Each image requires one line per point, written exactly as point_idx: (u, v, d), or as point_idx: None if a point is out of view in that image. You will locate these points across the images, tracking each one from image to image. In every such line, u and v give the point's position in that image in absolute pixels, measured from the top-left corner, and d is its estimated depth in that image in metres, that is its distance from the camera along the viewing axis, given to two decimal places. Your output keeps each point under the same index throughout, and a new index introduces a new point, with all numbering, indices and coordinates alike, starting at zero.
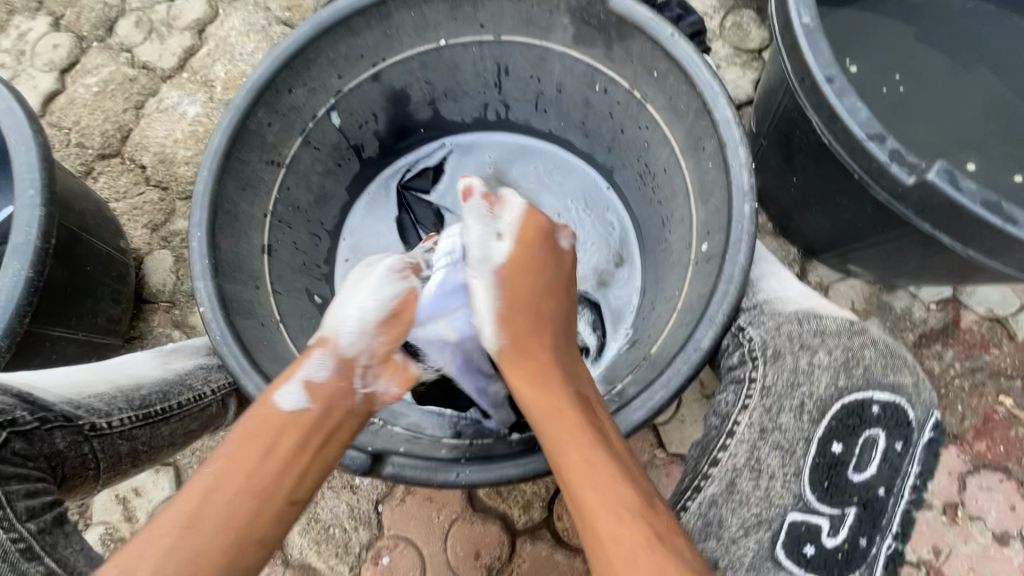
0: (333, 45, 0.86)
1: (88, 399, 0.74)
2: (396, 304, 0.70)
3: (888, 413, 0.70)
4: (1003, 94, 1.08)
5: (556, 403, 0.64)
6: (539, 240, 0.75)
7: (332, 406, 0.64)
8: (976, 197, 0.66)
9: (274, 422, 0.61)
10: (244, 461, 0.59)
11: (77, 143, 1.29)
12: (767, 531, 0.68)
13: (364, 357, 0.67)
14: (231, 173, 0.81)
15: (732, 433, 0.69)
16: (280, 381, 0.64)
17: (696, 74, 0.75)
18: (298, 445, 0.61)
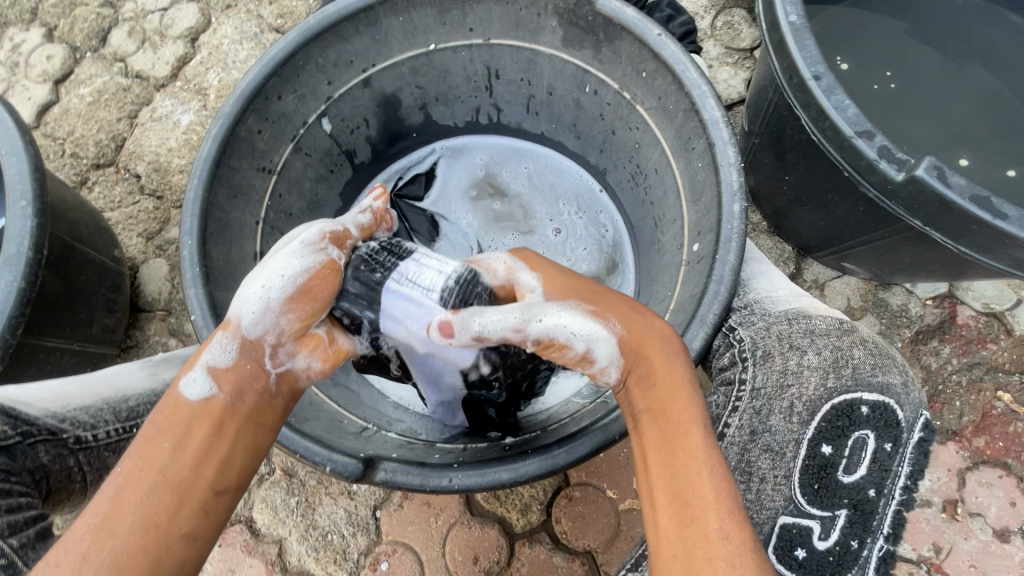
0: (322, 52, 0.86)
1: (71, 412, 0.74)
2: (306, 278, 0.64)
3: (878, 413, 0.67)
4: (996, 89, 1.08)
5: (672, 385, 0.57)
6: (555, 264, 0.68)
7: (243, 389, 0.59)
8: (965, 192, 0.66)
9: (182, 411, 0.56)
10: (156, 456, 0.54)
11: (72, 153, 1.29)
12: (758, 534, 0.68)
13: (273, 336, 0.61)
14: (221, 181, 0.81)
15: (721, 435, 0.70)
16: (183, 368, 0.59)
17: (684, 75, 0.75)
18: (212, 433, 0.56)
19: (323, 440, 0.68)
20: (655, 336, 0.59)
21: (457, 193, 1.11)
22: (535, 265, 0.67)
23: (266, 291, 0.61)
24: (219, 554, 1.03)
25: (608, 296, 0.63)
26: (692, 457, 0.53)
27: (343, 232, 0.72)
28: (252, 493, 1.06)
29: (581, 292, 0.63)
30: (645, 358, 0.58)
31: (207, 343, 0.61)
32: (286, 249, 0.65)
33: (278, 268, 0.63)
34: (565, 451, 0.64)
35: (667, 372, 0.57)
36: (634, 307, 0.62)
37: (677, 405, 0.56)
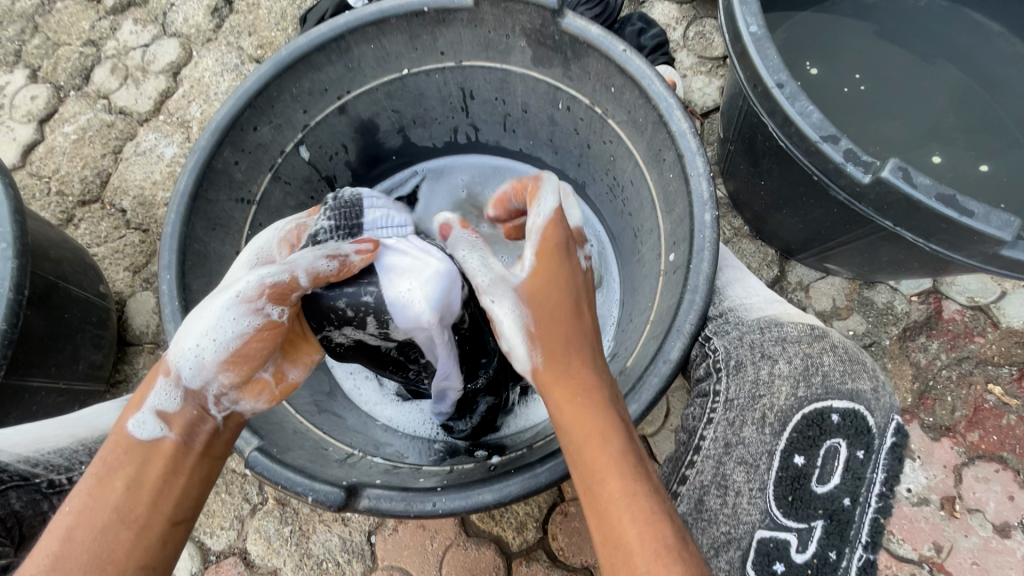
0: (296, 82, 0.88)
1: (44, 456, 0.75)
2: (243, 341, 0.62)
3: (848, 421, 0.66)
4: (964, 85, 1.10)
5: (594, 426, 0.57)
6: (563, 249, 0.68)
7: (195, 428, 0.61)
8: (931, 191, 0.66)
9: (134, 449, 0.57)
10: (108, 494, 0.55)
11: (57, 191, 1.30)
12: (736, 550, 0.67)
13: (214, 387, 0.62)
14: (200, 215, 0.82)
15: (697, 449, 0.71)
16: (129, 406, 0.60)
17: (650, 88, 0.76)
18: (167, 469, 0.57)
19: (305, 469, 0.67)
20: (577, 376, 0.61)
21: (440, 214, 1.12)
22: (537, 246, 0.68)
23: (204, 351, 0.61)
24: None
25: (557, 321, 0.64)
26: (609, 505, 0.54)
27: (290, 282, 0.64)
28: (245, 524, 1.05)
29: (543, 306, 0.65)
30: (567, 398, 0.60)
31: (150, 383, 0.61)
32: (221, 302, 0.62)
33: (212, 331, 0.61)
34: (548, 468, 0.64)
35: (584, 415, 0.58)
36: (574, 344, 0.63)
37: (592, 453, 0.56)
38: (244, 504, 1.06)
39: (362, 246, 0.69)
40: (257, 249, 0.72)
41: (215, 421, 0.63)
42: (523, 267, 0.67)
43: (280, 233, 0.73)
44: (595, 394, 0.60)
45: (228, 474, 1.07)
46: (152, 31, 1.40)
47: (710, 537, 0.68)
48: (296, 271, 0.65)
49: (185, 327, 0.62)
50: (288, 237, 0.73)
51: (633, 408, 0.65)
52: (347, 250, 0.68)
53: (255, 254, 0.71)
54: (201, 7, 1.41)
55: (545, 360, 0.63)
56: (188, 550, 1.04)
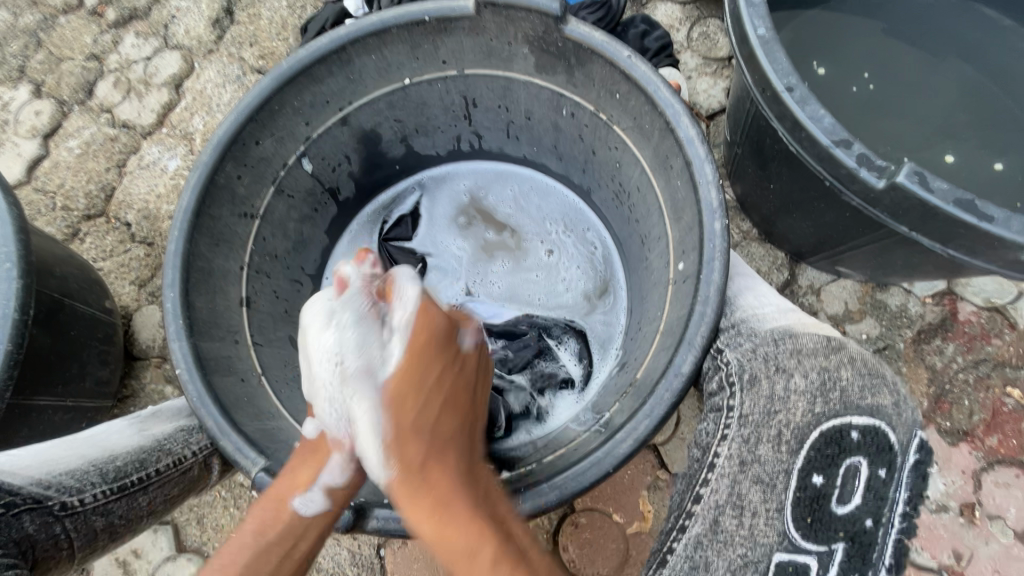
0: (298, 94, 0.87)
1: (56, 479, 0.73)
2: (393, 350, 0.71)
3: (869, 438, 0.67)
4: (975, 82, 1.07)
5: (440, 515, 0.59)
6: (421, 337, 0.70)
7: (350, 496, 0.66)
8: (949, 197, 0.64)
9: (295, 526, 0.63)
10: (263, 568, 0.60)
11: (63, 206, 1.30)
12: (755, 572, 0.65)
13: (367, 452, 0.69)
14: (202, 231, 0.82)
15: (712, 467, 0.67)
16: (297, 481, 0.64)
17: (656, 94, 0.75)
18: (315, 544, 0.63)
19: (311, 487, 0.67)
20: (436, 456, 0.63)
21: (445, 222, 1.11)
22: (415, 336, 0.70)
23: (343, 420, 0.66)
24: None
25: (418, 401, 0.66)
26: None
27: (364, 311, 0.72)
28: None
29: (411, 387, 0.67)
30: (412, 487, 0.61)
31: (321, 460, 0.66)
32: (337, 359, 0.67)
33: (342, 398, 0.66)
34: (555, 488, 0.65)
35: (443, 494, 0.61)
36: (427, 421, 0.65)
37: (461, 534, 0.58)
38: None
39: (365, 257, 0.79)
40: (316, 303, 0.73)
41: (364, 480, 0.69)
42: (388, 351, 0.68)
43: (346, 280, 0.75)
44: (448, 465, 0.63)
45: (236, 488, 1.07)
46: (153, 44, 1.40)
47: (726, 561, 0.65)
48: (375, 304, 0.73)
49: (327, 404, 0.67)
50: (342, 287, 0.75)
51: (644, 423, 0.64)
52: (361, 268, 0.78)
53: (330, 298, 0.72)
54: (202, 18, 1.41)
55: (394, 445, 0.63)
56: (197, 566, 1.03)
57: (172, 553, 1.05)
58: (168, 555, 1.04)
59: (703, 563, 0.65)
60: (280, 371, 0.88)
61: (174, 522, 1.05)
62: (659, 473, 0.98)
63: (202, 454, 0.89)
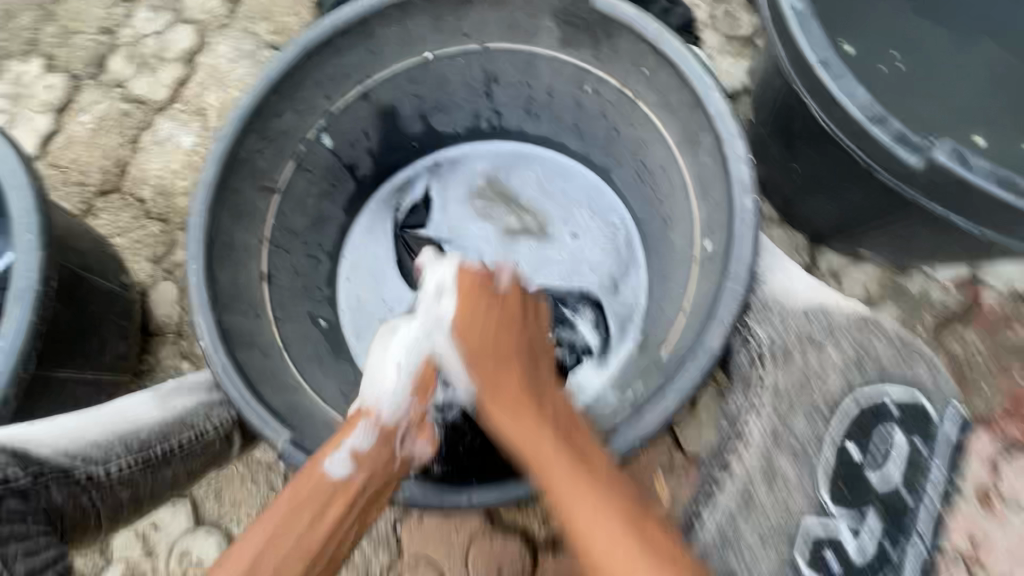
0: (319, 67, 0.86)
1: (81, 451, 0.73)
2: (419, 374, 0.69)
3: (908, 411, 0.70)
4: (1006, 62, 1.05)
5: (529, 430, 0.62)
6: (474, 293, 0.73)
7: (381, 471, 0.63)
8: (988, 175, 0.65)
9: (323, 490, 0.60)
10: (294, 526, 0.57)
11: (76, 181, 1.29)
12: (786, 542, 0.68)
13: (402, 424, 0.67)
14: (224, 204, 0.81)
15: (744, 438, 0.72)
16: (326, 447, 0.63)
17: (686, 68, 0.73)
18: (343, 511, 0.60)
19: None
20: (513, 394, 0.65)
21: (460, 205, 1.09)
22: (459, 297, 0.73)
23: (398, 387, 0.68)
24: None
25: (490, 350, 0.69)
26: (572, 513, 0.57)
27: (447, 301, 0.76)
28: None
29: (471, 341, 0.69)
30: (499, 408, 0.65)
31: (348, 428, 0.64)
32: (413, 336, 0.71)
33: (399, 360, 0.69)
34: None
35: (528, 426, 0.62)
36: (503, 363, 0.68)
37: (545, 464, 0.59)
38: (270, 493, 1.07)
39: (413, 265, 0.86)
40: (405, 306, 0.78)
41: (398, 463, 0.65)
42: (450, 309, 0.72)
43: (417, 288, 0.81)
44: (528, 393, 0.66)
45: (254, 463, 1.08)
46: (165, 18, 1.38)
47: (757, 528, 0.69)
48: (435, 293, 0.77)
49: (375, 369, 0.70)
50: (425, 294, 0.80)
51: (672, 400, 0.64)
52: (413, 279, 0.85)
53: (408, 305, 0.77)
54: None
55: (480, 389, 0.67)
56: (216, 539, 1.05)
57: (190, 526, 1.06)
58: (187, 527, 1.05)
59: (734, 529, 0.69)
60: (301, 347, 0.89)
61: (193, 495, 1.06)
62: (676, 453, 0.98)
63: (222, 429, 0.86)
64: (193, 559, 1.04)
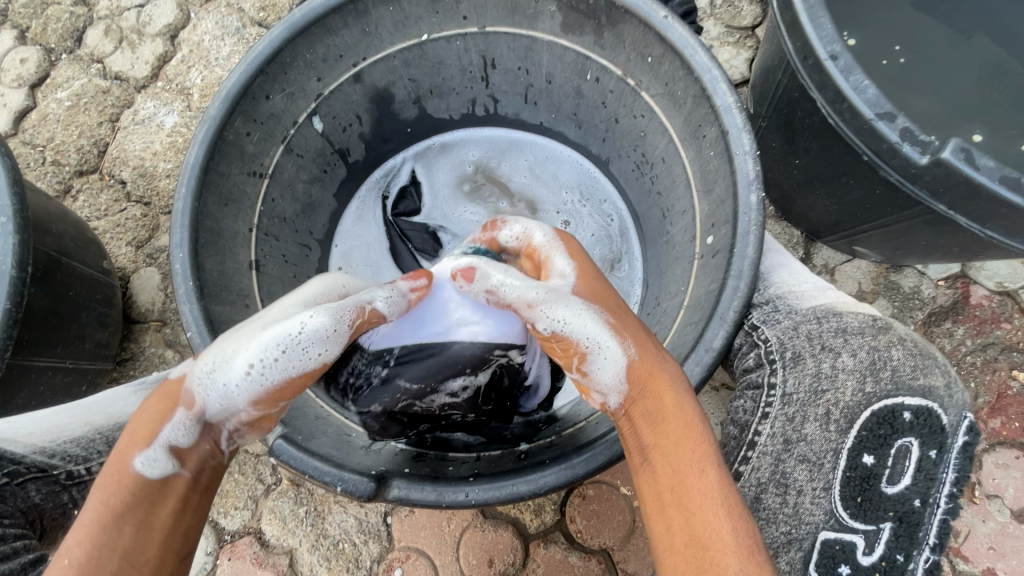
0: (311, 47, 0.82)
1: (61, 446, 0.73)
2: (285, 380, 0.56)
3: (921, 419, 0.65)
4: (1005, 61, 1.04)
5: (685, 421, 0.56)
6: (589, 258, 0.67)
7: (206, 464, 0.57)
8: (994, 174, 0.66)
9: (141, 491, 0.52)
10: (115, 541, 0.50)
11: (53, 160, 1.24)
12: (798, 550, 0.66)
13: (232, 420, 0.57)
14: (210, 188, 0.77)
15: (753, 445, 0.68)
16: (134, 441, 0.53)
17: (692, 57, 0.71)
18: (177, 507, 0.54)
19: (334, 459, 0.65)
20: (664, 368, 0.58)
21: (451, 191, 1.07)
22: (573, 257, 0.66)
23: (236, 389, 0.55)
24: (229, 568, 1.01)
25: (628, 318, 0.61)
26: (705, 502, 0.52)
27: (358, 316, 0.60)
28: (260, 504, 1.04)
29: (607, 303, 0.61)
30: (653, 390, 0.57)
31: (163, 415, 0.55)
32: (275, 337, 0.55)
33: (250, 363, 0.55)
34: (584, 460, 0.62)
35: (682, 411, 0.56)
36: (649, 336, 0.61)
37: (687, 447, 0.55)
38: (258, 484, 1.05)
39: (417, 283, 0.67)
40: (304, 290, 0.62)
41: (227, 455, 0.59)
42: (568, 272, 0.64)
43: (338, 281, 0.66)
44: (684, 382, 0.58)
45: (241, 455, 1.06)
46: None
47: (768, 537, 0.67)
48: (367, 303, 0.61)
49: (216, 353, 0.56)
50: (346, 290, 0.66)
51: None
52: (404, 288, 0.66)
53: (305, 290, 0.61)
54: None
55: (637, 355, 0.59)
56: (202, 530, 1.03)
57: None
58: None
59: None
60: None
61: None
62: None
63: None
64: None
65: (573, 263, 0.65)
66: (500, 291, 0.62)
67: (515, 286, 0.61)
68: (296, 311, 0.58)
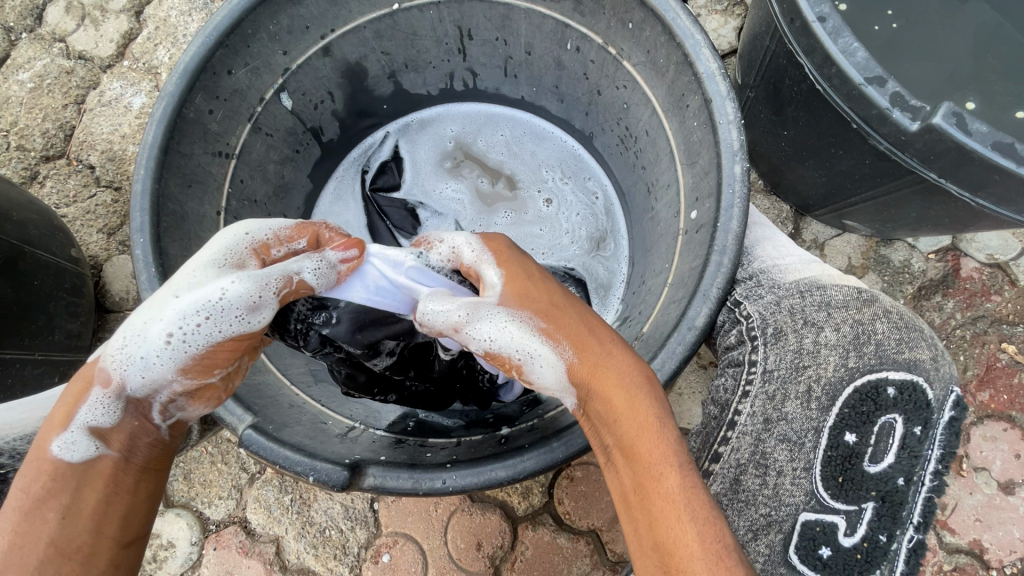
0: (273, 17, 0.78)
1: (10, 444, 0.70)
2: (207, 348, 0.54)
3: (906, 394, 0.61)
4: (999, 26, 1.01)
5: (642, 421, 0.53)
6: (520, 255, 0.63)
7: (136, 443, 0.55)
8: (987, 139, 0.64)
9: (61, 476, 0.50)
10: (39, 529, 0.48)
11: (17, 145, 1.19)
12: (777, 534, 0.64)
13: (159, 395, 0.55)
14: (171, 170, 0.74)
15: (732, 425, 0.69)
16: (49, 426, 0.52)
17: (674, 22, 0.68)
18: (106, 491, 0.51)
19: (306, 448, 0.63)
20: (609, 366, 0.56)
21: (431, 169, 1.04)
22: (501, 261, 0.62)
23: (155, 361, 0.53)
24: (215, 557, 1.00)
25: (566, 317, 0.59)
26: (669, 504, 0.49)
27: (285, 285, 0.57)
28: (244, 493, 1.03)
29: (541, 305, 0.59)
30: (600, 393, 0.55)
31: (79, 396, 0.53)
32: (194, 305, 0.53)
33: (167, 332, 0.53)
34: (564, 443, 0.60)
35: (634, 407, 0.53)
36: (593, 331, 0.59)
37: (644, 446, 0.52)
38: (242, 473, 1.03)
39: (349, 255, 0.61)
40: (215, 248, 0.58)
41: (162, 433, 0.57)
42: (496, 280, 0.61)
43: (249, 232, 0.61)
44: (634, 379, 0.55)
45: (224, 444, 1.04)
46: None
47: (747, 520, 0.66)
48: (296, 272, 0.58)
49: (129, 327, 0.54)
50: (254, 237, 0.61)
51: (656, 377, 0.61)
52: (333, 259, 0.61)
53: (215, 248, 0.58)
54: None
55: (575, 360, 0.57)
56: (187, 521, 1.01)
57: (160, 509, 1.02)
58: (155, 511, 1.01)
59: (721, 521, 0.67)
60: None
61: None
62: None
63: None
64: (162, 542, 1.00)
65: (499, 267, 0.61)
66: (425, 322, 0.60)
67: (438, 312, 0.59)
68: (214, 276, 0.56)
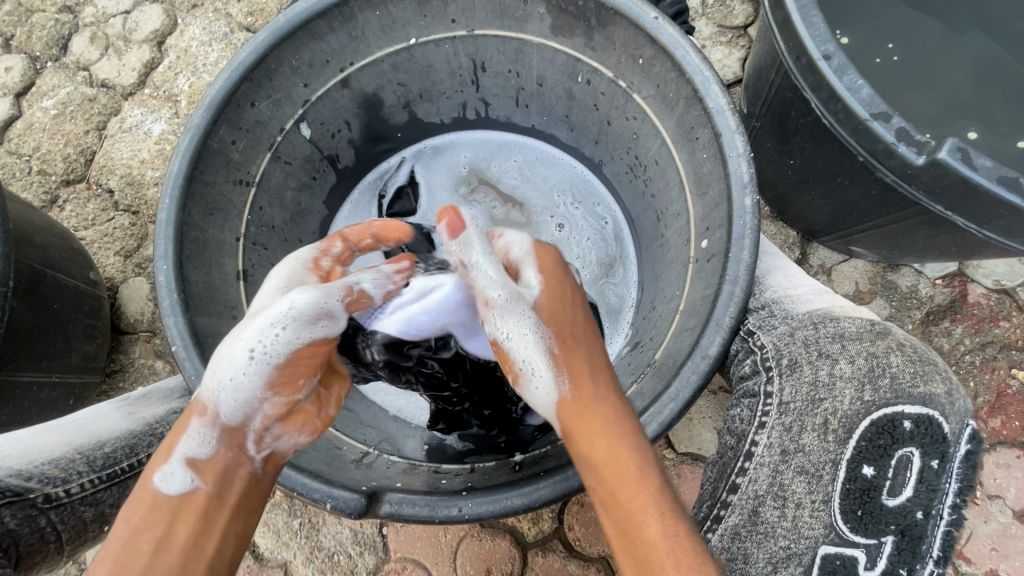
0: (296, 52, 0.81)
1: (39, 467, 0.68)
2: (288, 359, 0.60)
3: (922, 428, 0.63)
4: (998, 57, 1.03)
5: (625, 468, 0.57)
6: (561, 272, 0.69)
7: (228, 476, 0.59)
8: (992, 174, 0.65)
9: (161, 508, 0.56)
10: (135, 559, 0.53)
11: (39, 170, 1.22)
12: (798, 565, 0.64)
13: (251, 424, 0.61)
14: (195, 199, 0.76)
15: (749, 456, 0.68)
16: (156, 457, 0.58)
17: (684, 58, 0.70)
18: (196, 524, 0.56)
19: (324, 474, 0.64)
20: (599, 412, 0.61)
21: (445, 194, 1.06)
22: (544, 269, 0.68)
23: (243, 379, 0.59)
24: None
25: (573, 351, 0.65)
26: (654, 551, 0.54)
27: (347, 293, 0.67)
28: None
29: (560, 326, 0.66)
30: (585, 434, 0.60)
31: (183, 428, 0.59)
32: (269, 319, 0.60)
33: (252, 348, 0.60)
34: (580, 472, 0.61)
35: (616, 456, 0.58)
36: (592, 373, 0.64)
37: (626, 496, 0.57)
38: None
39: (400, 266, 0.75)
40: (279, 274, 0.67)
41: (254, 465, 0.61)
42: (534, 285, 0.67)
43: (298, 255, 0.69)
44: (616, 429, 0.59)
45: None
46: None
47: (766, 553, 0.65)
48: (354, 284, 0.69)
49: (217, 356, 0.60)
50: (304, 260, 0.69)
51: (670, 406, 0.61)
52: (387, 271, 0.74)
53: (281, 278, 0.66)
54: None
55: (566, 392, 0.63)
56: None
57: None
58: None
59: (741, 554, 0.65)
60: None
61: None
62: (667, 452, 0.96)
63: None
64: None
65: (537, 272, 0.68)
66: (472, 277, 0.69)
67: (481, 280, 0.68)
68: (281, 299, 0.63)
